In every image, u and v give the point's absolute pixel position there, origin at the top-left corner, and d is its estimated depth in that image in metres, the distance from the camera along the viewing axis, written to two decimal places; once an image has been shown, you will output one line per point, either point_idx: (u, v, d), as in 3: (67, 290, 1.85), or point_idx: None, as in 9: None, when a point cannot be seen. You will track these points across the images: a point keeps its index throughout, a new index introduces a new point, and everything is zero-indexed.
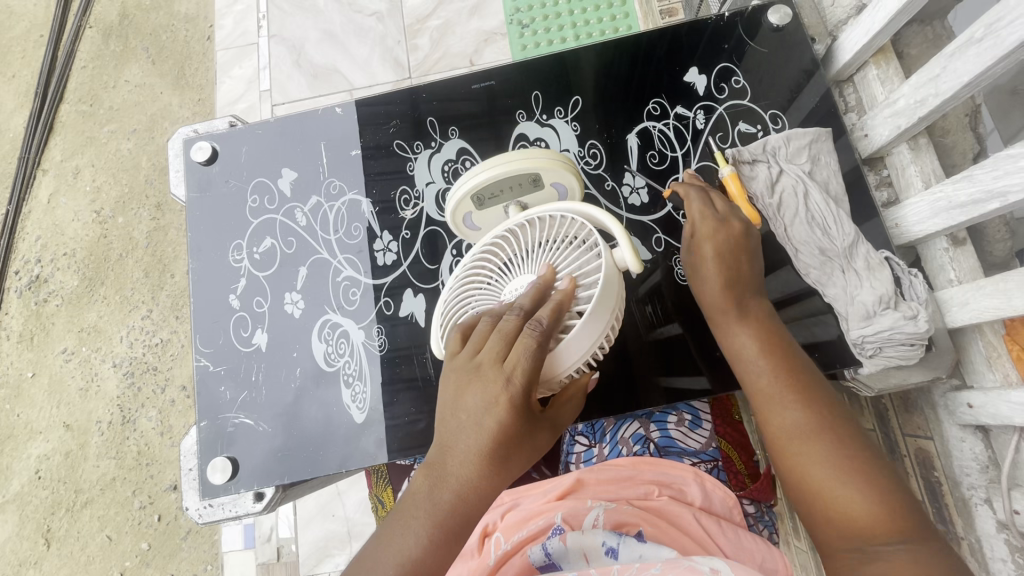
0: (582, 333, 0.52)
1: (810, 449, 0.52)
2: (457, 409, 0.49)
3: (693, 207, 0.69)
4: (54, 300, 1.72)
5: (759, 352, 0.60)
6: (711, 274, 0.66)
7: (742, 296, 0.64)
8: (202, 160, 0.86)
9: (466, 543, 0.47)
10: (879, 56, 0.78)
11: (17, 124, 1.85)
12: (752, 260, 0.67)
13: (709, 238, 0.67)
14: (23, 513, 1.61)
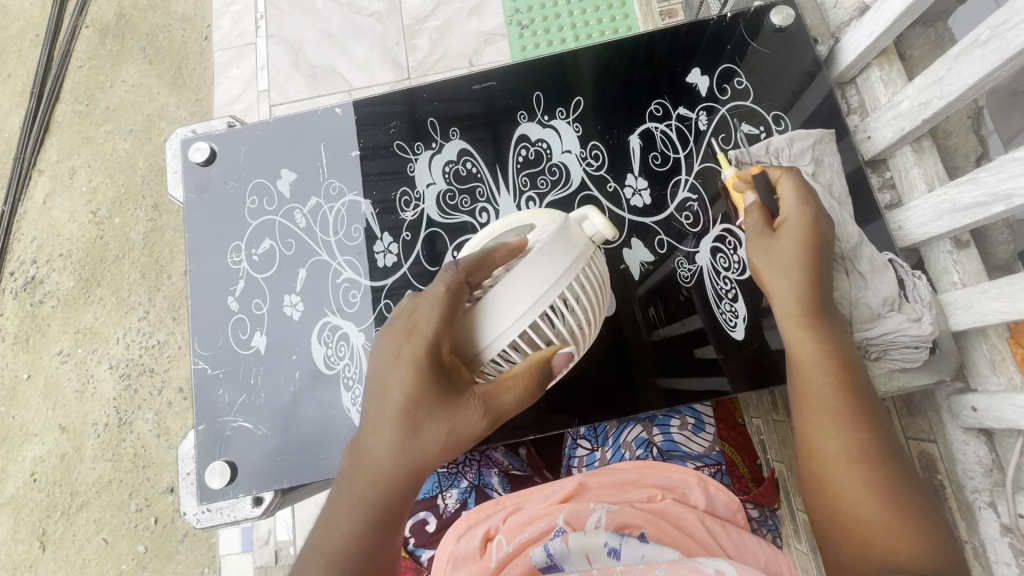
0: (515, 277, 0.47)
1: (855, 473, 0.55)
2: (376, 377, 0.52)
3: (788, 198, 0.67)
4: (49, 301, 1.71)
5: (822, 370, 0.61)
6: (788, 276, 0.65)
7: (817, 308, 0.63)
8: (201, 161, 0.85)
9: (388, 511, 0.51)
10: (882, 58, 0.78)
11: (12, 123, 1.83)
12: (829, 271, 0.65)
13: (795, 235, 0.65)
14: (18, 516, 1.59)
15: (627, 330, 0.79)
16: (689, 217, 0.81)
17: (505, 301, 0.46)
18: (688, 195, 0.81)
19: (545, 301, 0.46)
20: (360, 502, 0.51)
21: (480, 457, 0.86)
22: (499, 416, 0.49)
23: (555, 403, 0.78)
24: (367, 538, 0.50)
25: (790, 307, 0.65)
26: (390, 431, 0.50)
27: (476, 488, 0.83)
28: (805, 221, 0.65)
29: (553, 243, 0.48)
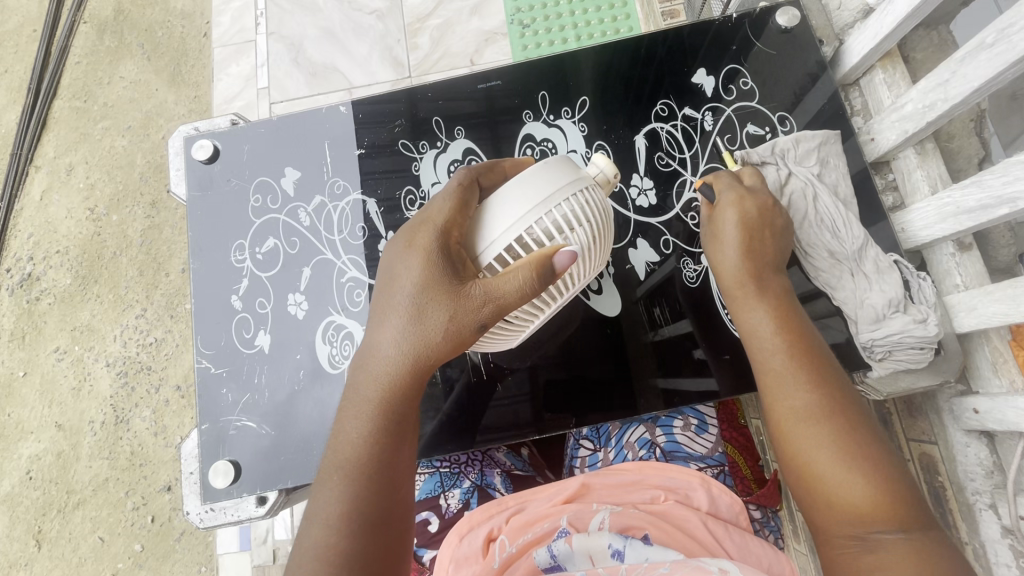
0: (523, 183, 0.55)
1: (815, 432, 0.53)
2: (386, 276, 0.55)
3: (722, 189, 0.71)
4: (46, 298, 1.70)
5: (771, 333, 0.60)
6: (729, 257, 0.66)
7: (759, 279, 0.64)
8: (204, 158, 0.85)
9: (396, 409, 0.51)
10: (886, 60, 0.78)
11: (8, 119, 1.82)
12: (776, 237, 0.68)
13: (732, 214, 0.68)
14: (14, 514, 1.58)
15: (628, 331, 0.79)
16: (695, 217, 0.81)
17: (509, 200, 0.54)
18: (694, 195, 0.81)
19: (546, 204, 0.54)
20: (371, 407, 0.51)
21: (482, 456, 0.86)
22: (502, 311, 0.51)
23: (554, 403, 0.78)
24: (383, 448, 0.50)
25: (734, 282, 0.66)
26: (400, 325, 0.52)
27: (479, 488, 0.82)
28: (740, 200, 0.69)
29: (557, 166, 0.57)
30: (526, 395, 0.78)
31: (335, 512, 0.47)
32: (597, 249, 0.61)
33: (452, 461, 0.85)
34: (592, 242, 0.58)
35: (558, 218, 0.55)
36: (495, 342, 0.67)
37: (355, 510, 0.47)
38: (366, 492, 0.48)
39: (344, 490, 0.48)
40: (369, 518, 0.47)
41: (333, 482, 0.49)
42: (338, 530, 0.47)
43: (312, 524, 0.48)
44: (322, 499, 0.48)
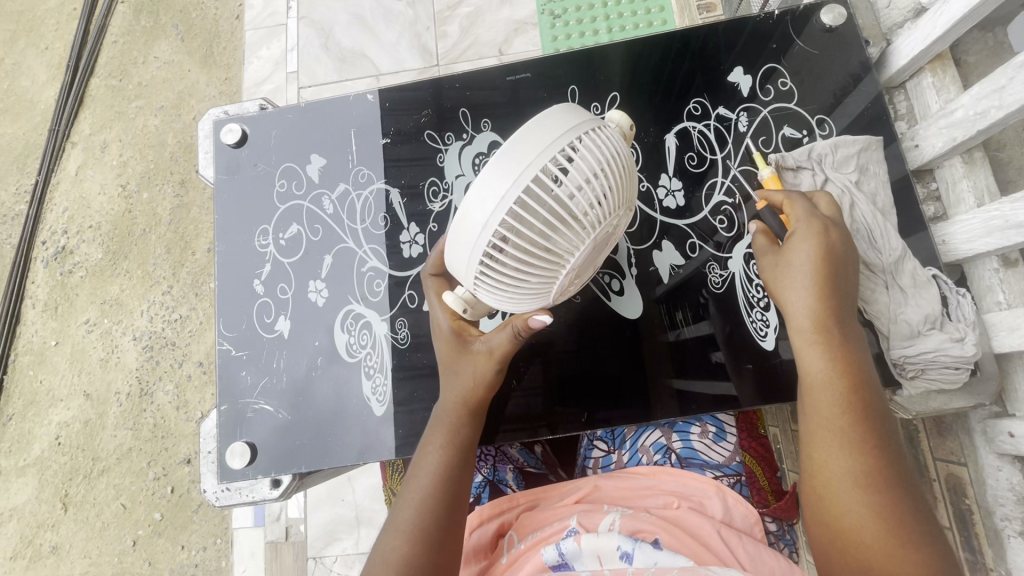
0: (533, 126, 0.48)
1: (863, 502, 0.51)
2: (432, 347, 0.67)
3: (795, 211, 0.61)
4: (78, 271, 1.75)
5: (833, 386, 0.55)
6: (810, 300, 0.57)
7: (838, 323, 0.56)
8: (232, 142, 0.85)
9: (462, 439, 0.61)
10: (936, 64, 0.75)
11: (48, 96, 1.87)
12: (850, 270, 0.59)
13: (811, 246, 0.58)
14: (43, 477, 1.64)
15: (647, 331, 0.78)
16: (724, 220, 0.78)
17: (520, 143, 0.47)
18: (723, 198, 0.79)
19: (558, 146, 0.47)
20: (441, 438, 0.61)
21: (495, 452, 0.85)
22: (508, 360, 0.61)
23: (567, 397, 0.77)
24: (453, 472, 0.59)
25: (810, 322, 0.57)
26: (458, 371, 0.62)
27: (490, 483, 0.83)
28: (816, 232, 0.58)
29: (567, 109, 0.51)
30: (541, 389, 0.78)
31: (407, 522, 0.56)
32: (623, 204, 0.54)
33: None
34: (615, 193, 0.52)
35: (575, 163, 0.48)
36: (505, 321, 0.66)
37: (425, 530, 0.55)
38: (441, 516, 0.56)
39: (419, 509, 0.57)
40: (435, 535, 0.55)
41: (407, 503, 0.57)
42: (409, 542, 0.55)
43: (390, 533, 0.56)
44: (399, 514, 0.57)
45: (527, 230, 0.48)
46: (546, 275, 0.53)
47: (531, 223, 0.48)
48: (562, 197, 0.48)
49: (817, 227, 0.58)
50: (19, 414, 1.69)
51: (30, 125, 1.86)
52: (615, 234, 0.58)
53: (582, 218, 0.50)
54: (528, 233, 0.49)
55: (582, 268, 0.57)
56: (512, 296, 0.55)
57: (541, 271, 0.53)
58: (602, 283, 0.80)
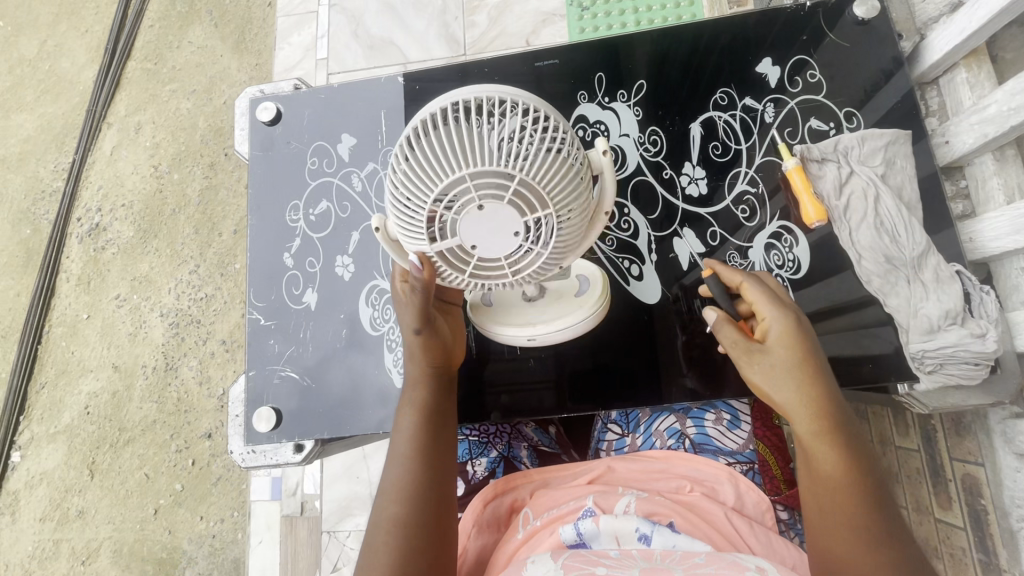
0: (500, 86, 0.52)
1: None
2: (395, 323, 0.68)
3: (760, 302, 0.61)
4: (111, 248, 1.81)
5: (837, 472, 0.54)
6: (804, 389, 0.57)
7: (831, 413, 0.56)
8: (267, 120, 0.88)
9: (432, 404, 0.63)
10: (971, 59, 0.74)
11: (86, 78, 1.93)
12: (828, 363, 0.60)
13: (795, 340, 0.58)
14: (72, 444, 1.72)
15: (661, 326, 0.78)
16: (746, 209, 0.79)
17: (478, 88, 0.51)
18: (746, 187, 0.79)
19: (483, 91, 0.49)
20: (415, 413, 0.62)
21: (511, 429, 0.87)
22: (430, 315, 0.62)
23: (579, 391, 0.78)
24: (424, 438, 0.60)
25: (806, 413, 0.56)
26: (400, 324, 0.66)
27: (505, 459, 0.84)
28: (794, 328, 0.59)
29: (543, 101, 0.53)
30: (552, 381, 0.78)
31: (392, 488, 0.58)
32: (517, 180, 0.50)
33: (481, 430, 0.87)
34: (504, 162, 0.49)
35: (474, 116, 0.49)
36: (497, 335, 0.73)
37: (407, 486, 0.58)
38: (420, 472, 0.59)
39: (402, 468, 0.59)
40: (421, 490, 0.58)
41: (394, 469, 0.60)
42: (400, 504, 0.57)
43: (381, 499, 0.58)
44: (387, 484, 0.59)
45: (410, 163, 0.51)
46: (420, 222, 0.53)
47: (416, 157, 0.51)
48: (446, 138, 0.49)
49: (792, 321, 0.59)
50: (51, 383, 1.76)
51: (69, 105, 1.92)
52: (521, 227, 0.52)
53: (455, 167, 0.49)
54: (411, 165, 0.51)
55: (474, 247, 0.54)
56: (400, 236, 0.57)
57: (419, 217, 0.53)
58: (622, 267, 0.80)
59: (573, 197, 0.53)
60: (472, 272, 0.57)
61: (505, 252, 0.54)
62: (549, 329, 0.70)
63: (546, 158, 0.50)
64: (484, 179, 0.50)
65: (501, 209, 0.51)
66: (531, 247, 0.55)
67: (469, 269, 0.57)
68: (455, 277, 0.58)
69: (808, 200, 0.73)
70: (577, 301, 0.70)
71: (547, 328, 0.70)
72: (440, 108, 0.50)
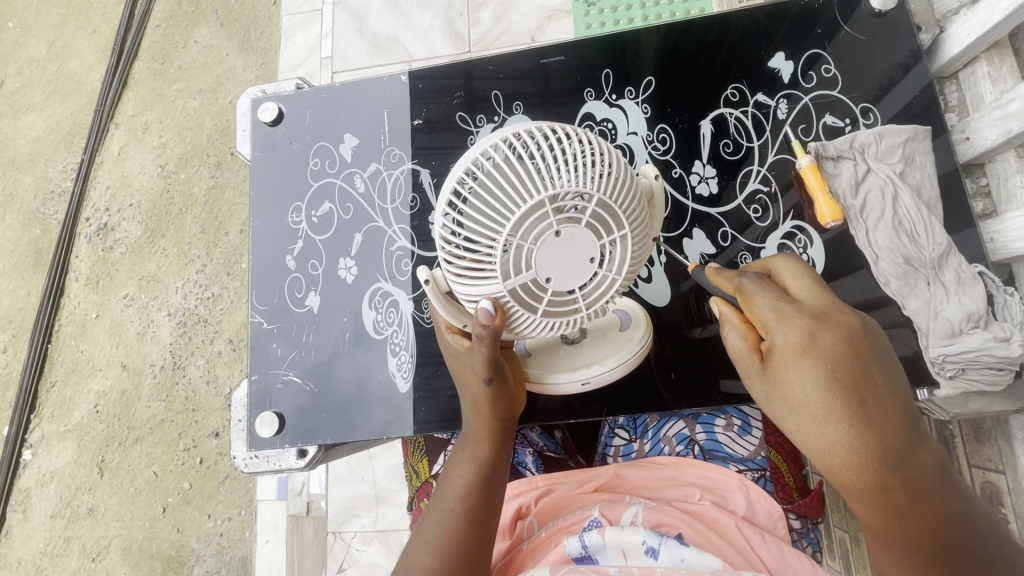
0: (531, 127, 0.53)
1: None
2: (454, 365, 0.63)
3: (761, 314, 0.50)
4: (119, 247, 1.82)
5: (890, 517, 0.47)
6: (843, 432, 0.45)
7: (881, 453, 0.45)
8: (269, 120, 0.87)
9: (495, 457, 0.60)
10: (993, 52, 0.72)
11: (94, 78, 1.93)
12: (874, 375, 0.46)
13: (812, 364, 0.46)
14: (82, 442, 1.72)
15: (672, 328, 0.76)
16: (758, 208, 0.76)
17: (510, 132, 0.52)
18: (759, 186, 0.77)
19: (520, 129, 0.50)
20: (473, 464, 0.59)
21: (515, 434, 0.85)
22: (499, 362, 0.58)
23: (597, 395, 0.75)
24: (478, 492, 0.58)
25: (845, 464, 0.46)
26: (466, 366, 0.60)
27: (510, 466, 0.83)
28: (803, 346, 0.46)
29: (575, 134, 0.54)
30: None
31: (434, 541, 0.57)
32: (595, 201, 0.50)
33: None
34: (582, 185, 0.49)
35: (543, 145, 0.49)
36: (549, 388, 0.68)
37: (448, 544, 0.56)
38: (468, 530, 0.57)
39: (446, 525, 0.57)
40: (463, 553, 0.56)
41: (440, 519, 0.58)
42: (437, 559, 0.55)
43: (421, 548, 0.57)
44: (427, 533, 0.58)
45: (482, 199, 0.50)
46: (492, 259, 0.51)
47: (484, 189, 0.50)
48: (517, 168, 0.49)
49: (799, 332, 0.47)
50: (61, 381, 1.77)
51: (77, 105, 1.93)
52: (597, 252, 0.52)
53: (531, 195, 0.48)
54: (475, 204, 0.50)
55: (548, 278, 0.52)
56: (462, 285, 0.53)
57: (489, 252, 0.50)
58: None
59: (637, 220, 0.54)
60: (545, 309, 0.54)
61: (580, 281, 0.53)
62: (603, 369, 0.66)
63: (615, 180, 0.51)
64: (559, 203, 0.50)
65: (580, 233, 0.50)
66: (604, 273, 0.54)
67: (540, 306, 0.54)
68: (522, 317, 0.55)
69: (823, 199, 0.70)
70: (622, 338, 0.67)
71: (602, 370, 0.66)
72: (499, 141, 0.50)
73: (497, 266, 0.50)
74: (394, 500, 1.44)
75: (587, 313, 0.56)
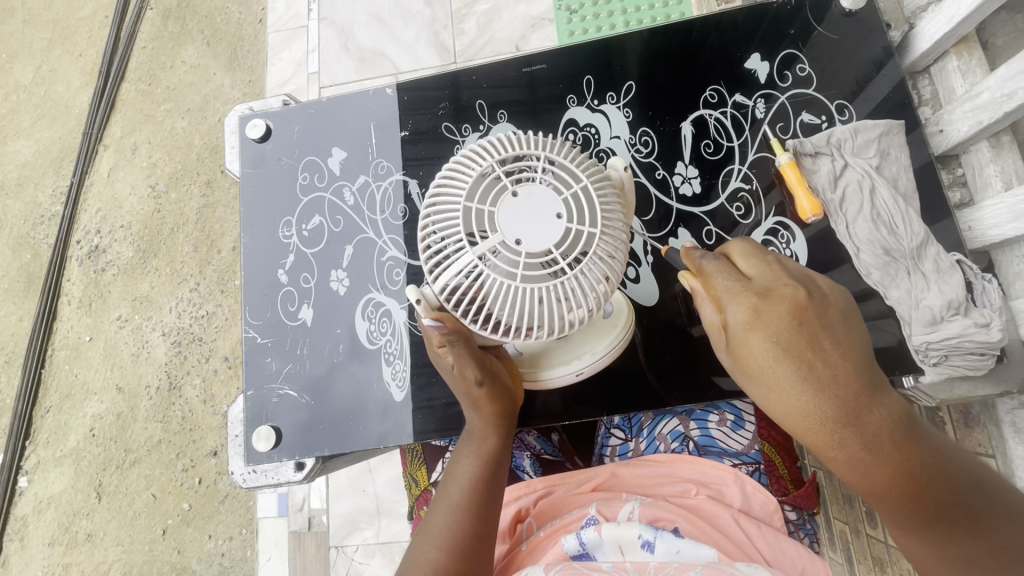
0: None
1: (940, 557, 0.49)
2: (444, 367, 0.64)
3: (717, 293, 0.52)
4: (111, 269, 1.81)
5: (862, 473, 0.49)
6: (800, 401, 0.48)
7: (840, 413, 0.48)
8: (257, 137, 0.88)
9: (497, 450, 0.62)
10: (961, 46, 0.74)
11: (82, 101, 1.94)
12: (824, 338, 0.49)
13: (762, 341, 0.49)
14: (78, 467, 1.71)
15: (661, 327, 0.77)
16: (741, 206, 0.78)
17: None
18: (740, 184, 0.78)
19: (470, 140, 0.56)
20: (477, 458, 0.62)
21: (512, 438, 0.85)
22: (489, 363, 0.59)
23: (595, 396, 0.75)
24: (482, 486, 0.61)
25: (811, 431, 0.49)
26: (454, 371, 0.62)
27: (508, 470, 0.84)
28: (753, 322, 0.49)
29: None
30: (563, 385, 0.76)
31: (442, 535, 0.59)
32: (543, 161, 0.51)
33: None
34: (527, 149, 0.52)
35: (487, 136, 0.55)
36: (545, 381, 0.68)
37: (457, 537, 0.58)
38: (474, 521, 0.59)
39: (453, 519, 0.59)
40: (469, 544, 0.58)
41: (446, 513, 0.60)
42: (444, 551, 0.57)
43: (429, 541, 0.59)
44: (435, 527, 0.60)
45: (440, 192, 0.53)
46: (456, 233, 0.51)
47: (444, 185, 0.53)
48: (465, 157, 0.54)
49: (748, 308, 0.49)
50: (55, 406, 1.76)
51: (65, 129, 1.93)
52: (562, 206, 0.50)
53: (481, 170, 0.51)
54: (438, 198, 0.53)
55: (518, 239, 0.49)
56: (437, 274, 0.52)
57: (454, 229, 0.51)
58: None
59: (604, 187, 0.53)
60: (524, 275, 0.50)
61: (554, 237, 0.49)
62: (595, 357, 0.65)
63: (565, 148, 0.54)
64: (512, 172, 0.52)
65: (539, 189, 0.51)
66: (580, 228, 0.50)
67: (518, 274, 0.50)
68: (501, 288, 0.50)
69: (803, 195, 0.71)
70: (607, 324, 0.66)
71: (594, 358, 0.66)
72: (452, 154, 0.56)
73: (461, 235, 0.50)
74: (395, 512, 1.44)
75: (577, 278, 0.51)
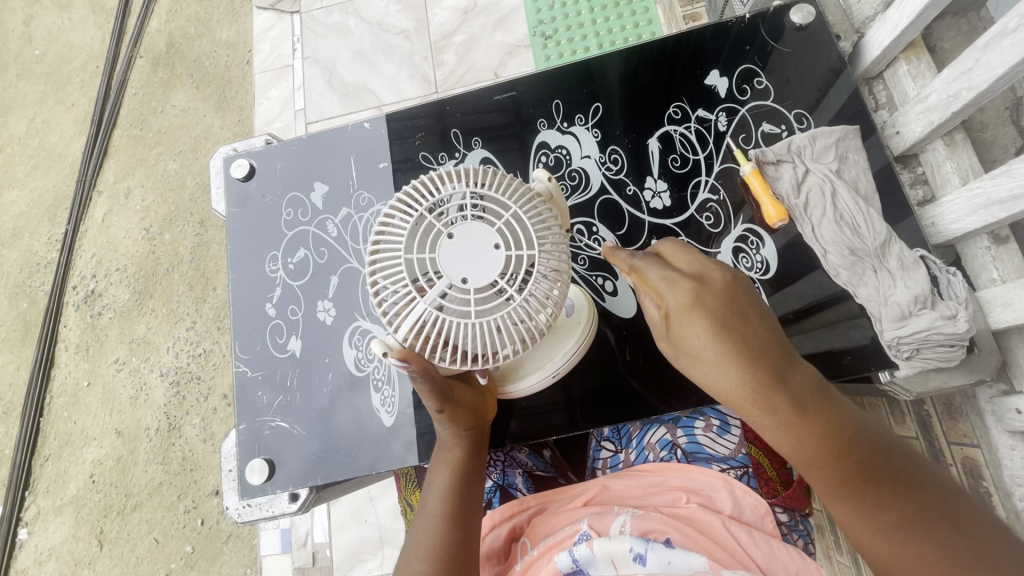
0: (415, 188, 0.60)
1: (887, 539, 0.50)
2: None
3: (653, 280, 0.55)
4: (107, 312, 1.83)
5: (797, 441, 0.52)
6: (734, 374, 0.51)
7: (771, 388, 0.51)
8: (241, 177, 0.91)
9: (469, 460, 0.64)
10: (909, 52, 0.78)
11: (75, 149, 1.98)
12: (755, 314, 0.53)
13: (696, 323, 0.52)
14: (79, 514, 1.69)
15: (641, 336, 0.78)
16: (711, 217, 0.80)
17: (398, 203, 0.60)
18: (709, 195, 0.81)
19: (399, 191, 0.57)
20: (450, 469, 0.63)
21: (504, 457, 0.86)
22: (448, 392, 0.59)
23: (587, 409, 0.77)
24: (461, 497, 0.62)
25: (746, 398, 0.52)
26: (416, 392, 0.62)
27: (501, 488, 0.84)
28: (689, 303, 0.52)
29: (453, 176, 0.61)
30: (560, 403, 0.77)
31: (427, 550, 0.59)
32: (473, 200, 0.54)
33: None
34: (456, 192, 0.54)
35: (414, 183, 0.56)
36: (521, 391, 0.70)
37: (443, 548, 0.58)
38: (454, 530, 0.60)
39: (433, 527, 0.60)
40: (455, 557, 0.58)
41: (430, 528, 0.60)
42: (430, 562, 0.58)
43: (414, 555, 0.59)
44: (419, 542, 0.60)
45: (383, 250, 0.54)
46: (406, 287, 0.53)
47: (387, 243, 0.54)
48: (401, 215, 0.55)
49: (683, 293, 0.53)
50: (54, 454, 1.75)
51: (60, 177, 1.97)
52: (499, 236, 0.53)
53: (418, 224, 0.54)
54: (384, 255, 0.54)
55: (466, 279, 0.52)
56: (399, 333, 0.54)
57: (404, 284, 0.53)
58: (596, 285, 0.81)
59: (537, 210, 0.56)
60: (478, 311, 0.52)
61: (497, 269, 0.52)
62: (567, 355, 0.66)
63: (487, 177, 0.56)
64: (441, 216, 0.54)
65: (473, 227, 0.53)
66: (520, 253, 0.53)
67: (473, 312, 0.52)
68: (460, 328, 0.52)
69: (767, 202, 0.74)
70: (570, 322, 0.67)
71: (568, 357, 0.66)
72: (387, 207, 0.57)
73: (412, 289, 0.52)
74: (399, 541, 1.42)
75: (527, 302, 0.54)
